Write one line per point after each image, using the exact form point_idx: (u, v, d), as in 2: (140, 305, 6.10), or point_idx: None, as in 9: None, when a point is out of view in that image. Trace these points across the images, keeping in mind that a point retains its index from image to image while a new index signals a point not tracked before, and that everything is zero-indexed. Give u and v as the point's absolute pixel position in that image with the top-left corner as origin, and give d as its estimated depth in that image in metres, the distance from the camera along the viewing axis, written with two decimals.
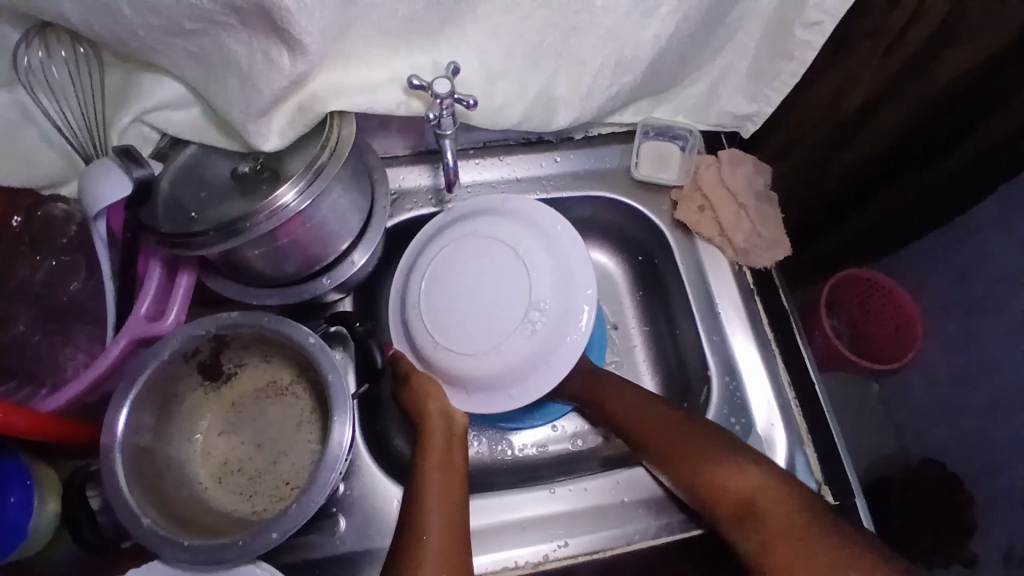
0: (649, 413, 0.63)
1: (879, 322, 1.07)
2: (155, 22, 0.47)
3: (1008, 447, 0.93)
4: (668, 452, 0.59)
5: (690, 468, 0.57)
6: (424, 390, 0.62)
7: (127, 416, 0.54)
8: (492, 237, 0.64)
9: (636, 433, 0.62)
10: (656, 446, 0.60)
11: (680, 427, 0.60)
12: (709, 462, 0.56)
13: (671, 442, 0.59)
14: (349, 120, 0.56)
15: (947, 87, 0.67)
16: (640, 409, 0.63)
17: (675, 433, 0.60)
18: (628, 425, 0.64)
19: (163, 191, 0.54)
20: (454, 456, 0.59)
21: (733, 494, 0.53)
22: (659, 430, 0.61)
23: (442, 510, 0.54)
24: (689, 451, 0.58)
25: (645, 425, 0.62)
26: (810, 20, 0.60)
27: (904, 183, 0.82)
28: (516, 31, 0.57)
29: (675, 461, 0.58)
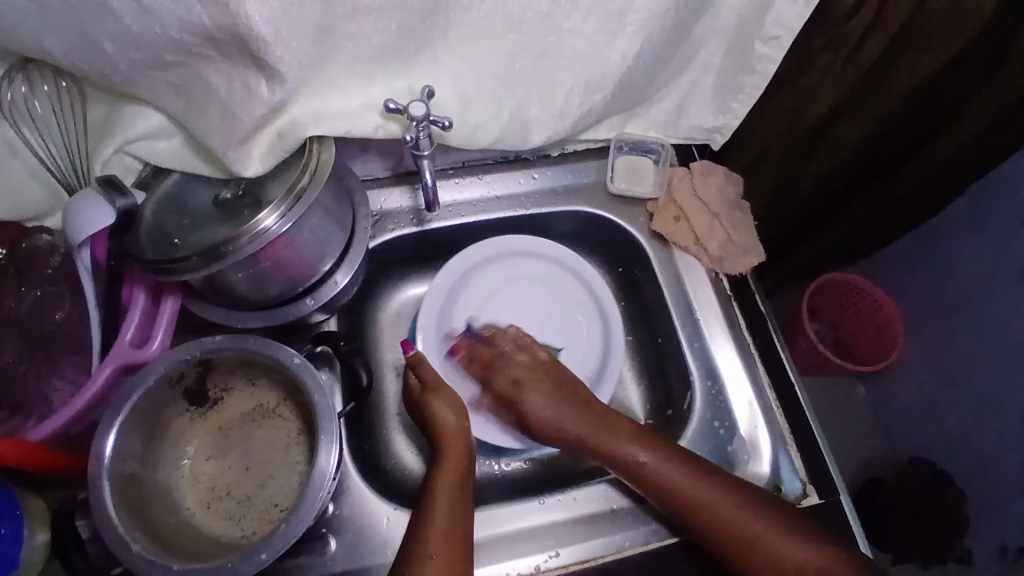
0: (687, 483, 0.61)
1: (860, 325, 1.10)
2: (135, 55, 0.49)
3: (992, 441, 0.95)
4: (716, 521, 0.60)
5: (756, 543, 0.59)
6: (450, 403, 0.62)
7: (113, 442, 0.54)
8: (547, 288, 0.75)
9: (672, 497, 0.61)
10: (708, 517, 0.60)
11: (736, 497, 0.60)
12: (779, 540, 0.59)
13: (724, 512, 0.60)
14: (328, 145, 0.58)
15: (906, 95, 0.70)
16: (666, 472, 0.62)
17: (732, 505, 0.60)
18: (658, 490, 0.62)
19: (145, 219, 0.55)
20: (464, 479, 0.60)
21: (804, 575, 0.58)
22: (709, 502, 0.60)
23: (446, 531, 0.56)
24: (750, 525, 0.59)
25: (682, 491, 0.61)
26: (769, 34, 0.63)
27: (872, 184, 0.85)
28: (489, 55, 0.59)
29: (735, 533, 0.59)
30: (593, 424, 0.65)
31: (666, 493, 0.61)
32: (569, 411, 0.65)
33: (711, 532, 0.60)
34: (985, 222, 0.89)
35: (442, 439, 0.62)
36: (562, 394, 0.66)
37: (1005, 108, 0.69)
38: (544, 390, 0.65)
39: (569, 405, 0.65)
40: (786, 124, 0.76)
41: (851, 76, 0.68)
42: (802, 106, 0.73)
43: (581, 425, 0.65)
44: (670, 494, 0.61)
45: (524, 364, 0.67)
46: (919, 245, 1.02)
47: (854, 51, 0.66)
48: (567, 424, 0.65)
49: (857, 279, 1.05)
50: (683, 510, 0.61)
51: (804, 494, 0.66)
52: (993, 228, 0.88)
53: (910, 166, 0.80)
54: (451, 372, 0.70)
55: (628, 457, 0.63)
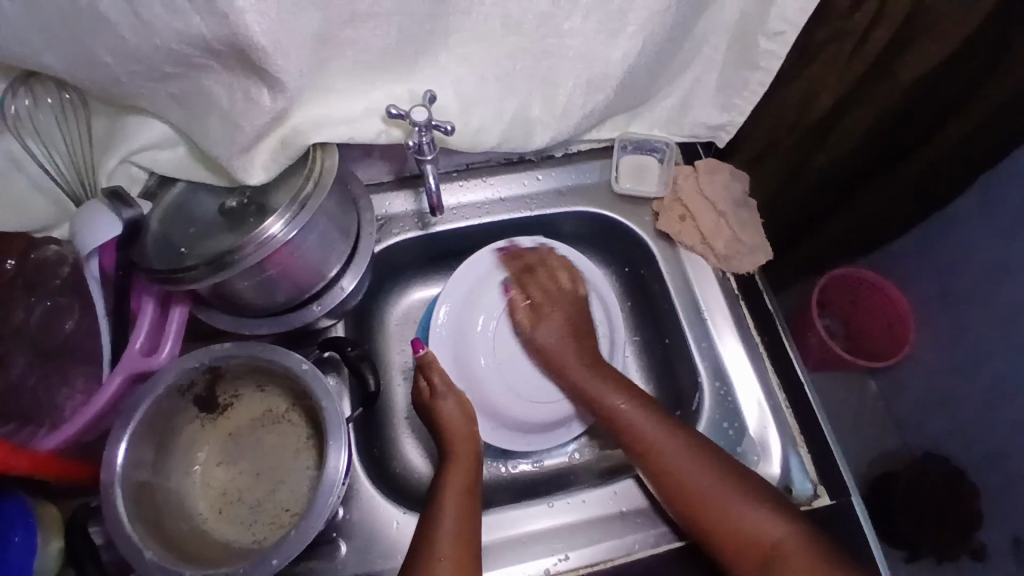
0: (653, 432, 0.63)
1: (871, 319, 1.08)
2: (137, 68, 0.49)
3: (1007, 435, 0.94)
4: (670, 475, 0.62)
5: (710, 500, 0.60)
6: (461, 408, 0.63)
7: (125, 451, 0.54)
8: None
9: (634, 444, 0.64)
10: (663, 470, 0.62)
11: (702, 457, 0.62)
12: (737, 501, 0.60)
13: (681, 466, 0.61)
14: (331, 151, 0.58)
15: (912, 86, 0.69)
16: (635, 419, 0.64)
17: (696, 462, 0.61)
18: (623, 433, 0.65)
19: (152, 229, 0.55)
20: (473, 482, 0.60)
21: (755, 539, 0.58)
22: (668, 453, 0.62)
23: (458, 535, 0.56)
24: (707, 488, 0.60)
25: (644, 438, 0.63)
26: (772, 30, 0.62)
27: (882, 177, 0.84)
28: (490, 58, 0.59)
29: (685, 486, 0.61)
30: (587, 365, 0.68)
31: (630, 436, 0.64)
32: (571, 348, 0.69)
33: (662, 483, 0.62)
34: (996, 215, 0.88)
35: (449, 441, 0.62)
36: (573, 334, 0.69)
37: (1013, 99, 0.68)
38: (558, 323, 0.70)
39: (569, 343, 0.69)
40: (793, 117, 0.76)
41: (859, 67, 0.68)
42: (810, 99, 0.73)
43: (575, 367, 0.68)
44: (631, 438, 0.64)
45: (556, 291, 0.71)
46: (929, 238, 1.01)
47: (860, 43, 0.65)
48: (566, 363, 0.68)
49: (867, 273, 1.04)
50: (642, 458, 0.63)
51: (814, 494, 0.66)
52: (1006, 220, 0.87)
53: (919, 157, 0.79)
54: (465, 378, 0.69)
55: (604, 400, 0.66)
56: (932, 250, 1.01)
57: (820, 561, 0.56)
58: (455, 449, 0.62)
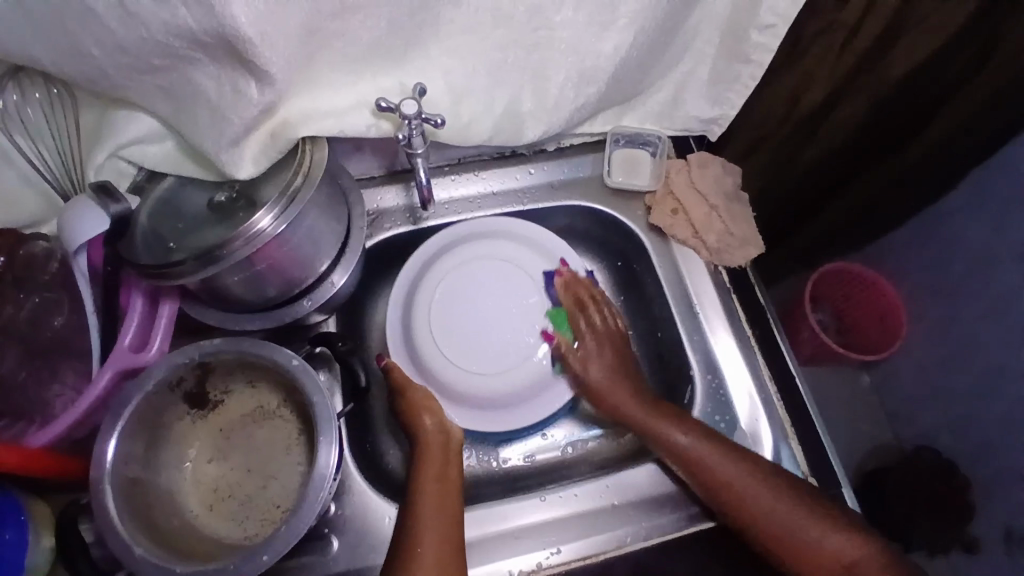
0: (739, 476, 0.61)
1: (865, 313, 1.09)
2: (123, 60, 0.48)
3: (998, 427, 0.95)
4: (756, 514, 0.60)
5: (795, 539, 0.59)
6: (424, 405, 0.63)
7: (115, 446, 0.54)
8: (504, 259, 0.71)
9: (710, 480, 0.62)
10: (751, 514, 0.60)
11: (784, 493, 0.60)
12: (814, 532, 0.59)
13: (780, 515, 0.59)
14: (321, 145, 0.57)
15: (901, 77, 0.69)
16: (708, 455, 0.62)
17: (780, 497, 0.60)
18: (698, 474, 0.62)
19: (140, 224, 0.55)
20: (452, 476, 0.60)
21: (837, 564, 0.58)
22: (758, 499, 0.60)
23: (439, 527, 0.56)
24: (781, 510, 0.60)
25: (725, 481, 0.61)
26: (762, 23, 0.62)
27: (873, 171, 0.85)
28: (479, 51, 0.59)
29: (776, 530, 0.59)
30: (652, 405, 0.66)
31: (701, 471, 0.62)
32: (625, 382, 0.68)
33: (748, 521, 0.60)
34: (986, 211, 0.89)
35: (421, 437, 0.62)
36: (626, 371, 0.69)
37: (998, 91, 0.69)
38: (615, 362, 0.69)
39: (630, 381, 0.68)
40: (783, 110, 0.76)
41: (849, 59, 0.68)
42: (800, 92, 0.73)
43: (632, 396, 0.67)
44: (708, 479, 0.62)
45: (603, 329, 0.70)
46: (922, 232, 1.01)
47: (851, 36, 0.65)
48: (629, 404, 0.67)
49: (861, 267, 1.04)
50: (723, 497, 0.61)
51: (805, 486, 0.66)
52: (997, 213, 0.88)
53: (910, 149, 0.80)
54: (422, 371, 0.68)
55: (673, 440, 0.63)
56: (925, 243, 1.01)
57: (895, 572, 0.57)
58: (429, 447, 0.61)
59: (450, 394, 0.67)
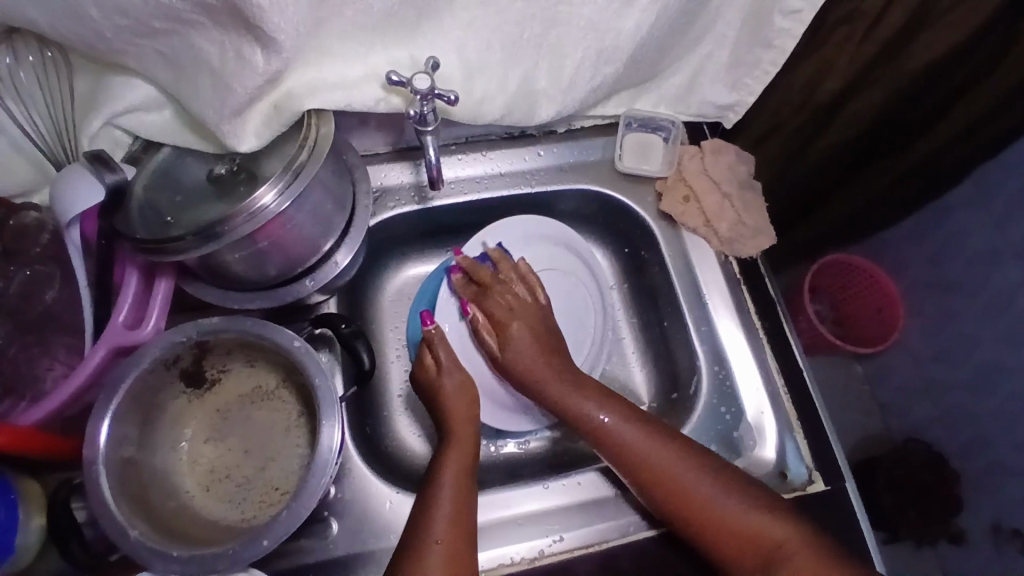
0: (655, 452, 0.60)
1: (865, 305, 1.08)
2: (122, 22, 0.46)
3: (990, 425, 0.96)
4: (672, 493, 0.59)
5: (710, 514, 0.58)
6: (464, 392, 0.62)
7: (109, 426, 0.53)
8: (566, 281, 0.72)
9: (620, 456, 0.61)
10: (662, 492, 0.60)
11: (703, 470, 0.60)
12: (732, 508, 0.58)
13: (688, 493, 0.59)
14: (327, 118, 0.55)
15: (923, 71, 0.67)
16: (621, 428, 0.62)
17: (692, 470, 0.60)
18: (610, 451, 0.62)
19: (136, 196, 0.53)
20: (473, 464, 0.59)
21: (755, 543, 0.57)
22: (670, 474, 0.60)
23: (454, 523, 0.55)
24: (691, 485, 0.59)
25: (636, 456, 0.61)
26: (789, 6, 0.60)
27: (878, 167, 0.83)
28: (495, 25, 0.56)
29: (690, 506, 0.59)
30: (558, 378, 0.64)
31: (612, 444, 0.62)
32: (543, 362, 0.64)
33: (659, 495, 0.60)
34: (989, 209, 0.88)
35: (449, 424, 0.61)
36: (543, 340, 0.65)
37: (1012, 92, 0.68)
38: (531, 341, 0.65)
39: (541, 355, 0.64)
40: (797, 102, 0.74)
41: (870, 50, 0.66)
42: (815, 84, 0.71)
43: (549, 378, 0.64)
44: (619, 451, 0.62)
45: (513, 304, 0.66)
46: (924, 228, 1.00)
47: (874, 24, 0.63)
48: (540, 376, 0.64)
49: (861, 260, 1.04)
50: (631, 471, 0.61)
51: (809, 479, 0.66)
52: (1000, 213, 0.87)
53: (922, 145, 0.78)
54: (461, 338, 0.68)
55: (585, 412, 0.63)
56: (927, 239, 1.00)
57: (824, 556, 0.55)
58: (454, 429, 0.60)
59: (490, 390, 0.69)
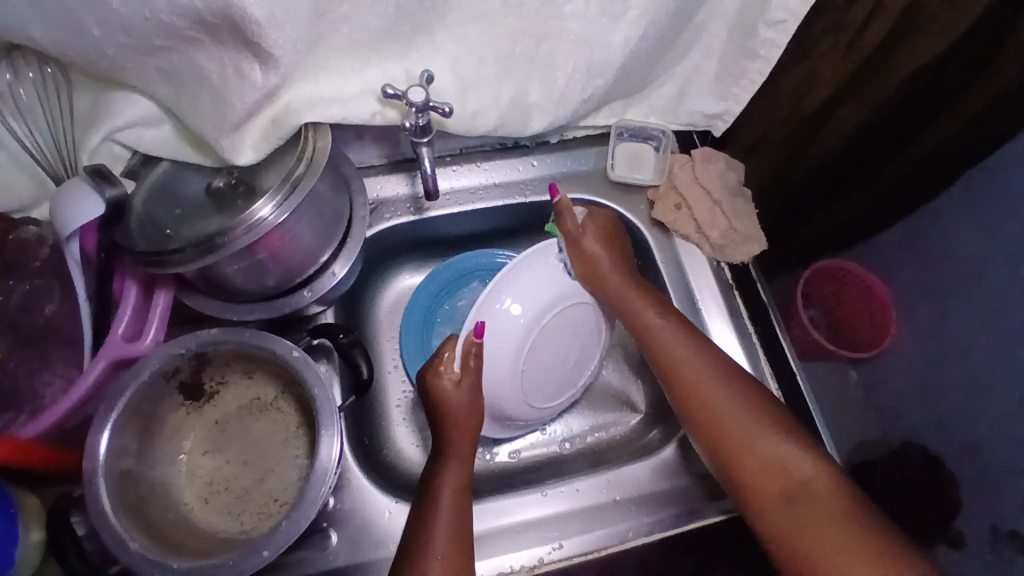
0: (705, 375, 0.63)
1: (856, 310, 1.09)
2: (123, 39, 0.47)
3: (984, 428, 0.96)
4: (708, 416, 0.62)
5: (746, 442, 0.60)
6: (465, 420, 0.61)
7: (108, 439, 0.53)
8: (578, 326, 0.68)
9: (671, 368, 0.64)
10: (700, 412, 0.62)
11: (742, 395, 0.62)
12: (765, 442, 0.60)
13: (723, 416, 0.61)
14: (324, 131, 0.56)
15: (908, 81, 0.69)
16: (670, 338, 0.64)
17: (728, 396, 0.62)
18: (661, 355, 0.65)
19: (136, 210, 0.53)
20: (466, 483, 0.59)
21: (781, 478, 0.58)
22: (708, 395, 0.62)
23: (453, 539, 0.55)
24: (726, 409, 0.61)
25: (684, 374, 0.63)
26: (773, 18, 0.62)
27: (868, 176, 0.85)
28: (488, 40, 0.57)
29: (723, 429, 0.61)
30: (625, 277, 0.66)
31: (663, 357, 0.64)
32: (613, 261, 0.66)
33: (699, 417, 0.62)
34: (976, 213, 0.90)
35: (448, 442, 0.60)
36: (611, 242, 0.67)
37: (995, 100, 0.69)
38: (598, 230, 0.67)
39: (609, 253, 0.66)
40: (787, 109, 0.75)
41: (856, 60, 0.67)
42: (804, 91, 0.73)
43: (614, 271, 0.66)
44: (668, 367, 0.64)
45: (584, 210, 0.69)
46: (912, 233, 1.01)
47: (857, 38, 0.65)
48: (607, 270, 0.66)
49: (852, 265, 1.05)
50: (678, 385, 0.64)
51: None
52: (987, 217, 0.89)
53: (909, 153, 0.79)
54: (494, 340, 0.62)
55: (643, 315, 0.65)
56: (916, 245, 1.01)
57: (849, 507, 0.56)
58: (455, 445, 0.60)
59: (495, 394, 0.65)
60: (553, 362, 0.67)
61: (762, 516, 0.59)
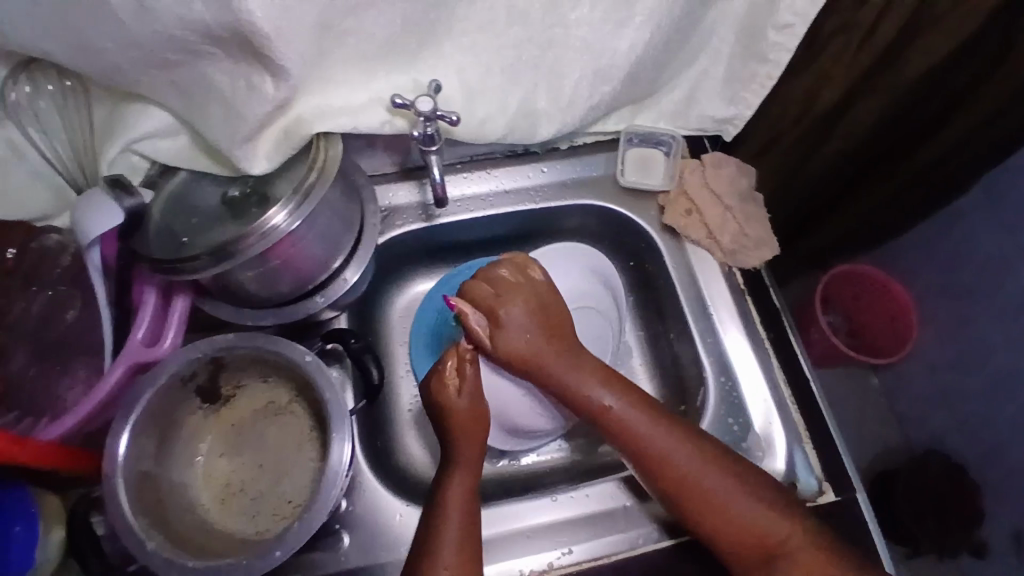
0: (672, 456, 0.58)
1: (874, 316, 1.07)
2: (139, 55, 0.48)
3: (1008, 436, 0.94)
4: (679, 492, 0.58)
5: (721, 513, 0.58)
6: (473, 431, 0.59)
7: (128, 440, 0.54)
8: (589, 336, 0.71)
9: (634, 448, 0.59)
10: (670, 486, 0.59)
11: (711, 467, 0.58)
12: (741, 507, 0.58)
13: (698, 491, 0.58)
14: (335, 141, 0.57)
15: (917, 80, 0.68)
16: (632, 418, 0.60)
17: (701, 468, 0.58)
18: (622, 437, 0.60)
19: (154, 219, 0.55)
20: (475, 490, 0.59)
21: (761, 540, 0.57)
22: (680, 471, 0.58)
23: (461, 548, 0.56)
24: (695, 480, 0.58)
25: (649, 450, 0.59)
26: (780, 22, 0.62)
27: (880, 181, 0.85)
28: (495, 48, 0.58)
29: (699, 501, 0.58)
30: (567, 359, 0.61)
31: (631, 441, 0.59)
32: (540, 339, 0.61)
33: (674, 492, 0.59)
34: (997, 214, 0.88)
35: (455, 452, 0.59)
36: (537, 314, 0.61)
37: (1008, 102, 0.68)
38: (522, 313, 0.61)
39: (540, 333, 0.61)
40: (798, 111, 0.75)
41: (866, 61, 0.67)
42: (814, 94, 0.72)
43: (557, 362, 0.60)
44: (636, 446, 0.59)
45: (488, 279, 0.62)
46: (932, 237, 0.99)
47: (867, 36, 0.65)
48: (544, 359, 0.60)
49: (873, 270, 1.03)
50: (645, 464, 0.59)
51: (819, 490, 0.66)
52: (1008, 218, 0.87)
53: (919, 156, 0.78)
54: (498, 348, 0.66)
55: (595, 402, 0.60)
56: (936, 248, 0.99)
57: (828, 557, 0.56)
58: (460, 453, 0.59)
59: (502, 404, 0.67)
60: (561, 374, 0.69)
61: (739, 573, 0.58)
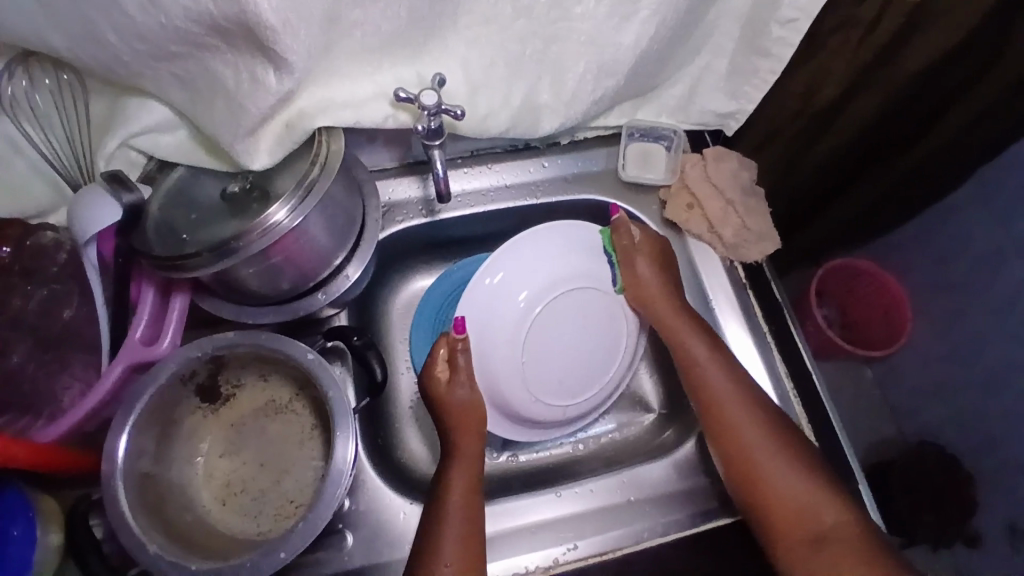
0: (738, 414, 0.62)
1: (870, 310, 1.08)
2: (139, 47, 0.47)
3: (1001, 428, 0.95)
4: (736, 451, 0.62)
5: (770, 481, 0.60)
6: (470, 426, 0.61)
7: (127, 441, 0.53)
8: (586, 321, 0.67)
9: (705, 400, 0.64)
10: (729, 443, 0.62)
11: (768, 430, 0.62)
12: (791, 478, 0.60)
13: (750, 451, 0.61)
14: (337, 136, 0.56)
15: (915, 77, 0.68)
16: (712, 370, 0.64)
17: (759, 432, 0.62)
18: (696, 385, 0.64)
19: (152, 215, 0.54)
20: (475, 483, 0.59)
21: (806, 520, 0.59)
22: (741, 429, 0.62)
23: (462, 544, 0.55)
24: (752, 441, 0.62)
25: (718, 402, 0.63)
26: (785, 16, 0.62)
27: (873, 178, 0.85)
28: (499, 41, 0.57)
29: (751, 462, 0.61)
30: (672, 304, 0.66)
31: (703, 392, 0.64)
32: (661, 286, 0.67)
33: (731, 452, 0.62)
34: (991, 209, 0.89)
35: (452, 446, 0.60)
36: (663, 267, 0.68)
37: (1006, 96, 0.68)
38: (649, 262, 0.67)
39: (662, 281, 0.67)
40: (798, 106, 0.75)
41: (867, 56, 0.67)
42: (814, 88, 0.72)
43: (663, 304, 0.67)
44: (706, 397, 0.64)
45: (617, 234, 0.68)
46: (927, 232, 1.00)
47: (869, 32, 0.65)
48: (653, 296, 0.67)
49: (868, 264, 1.03)
50: (710, 416, 0.63)
51: None
52: (1003, 212, 0.87)
53: (913, 151, 0.79)
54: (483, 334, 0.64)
55: (686, 348, 0.65)
56: (931, 242, 1.00)
57: (869, 555, 0.56)
58: (458, 446, 0.60)
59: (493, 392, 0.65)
60: (558, 358, 0.67)
61: (782, 549, 0.59)
